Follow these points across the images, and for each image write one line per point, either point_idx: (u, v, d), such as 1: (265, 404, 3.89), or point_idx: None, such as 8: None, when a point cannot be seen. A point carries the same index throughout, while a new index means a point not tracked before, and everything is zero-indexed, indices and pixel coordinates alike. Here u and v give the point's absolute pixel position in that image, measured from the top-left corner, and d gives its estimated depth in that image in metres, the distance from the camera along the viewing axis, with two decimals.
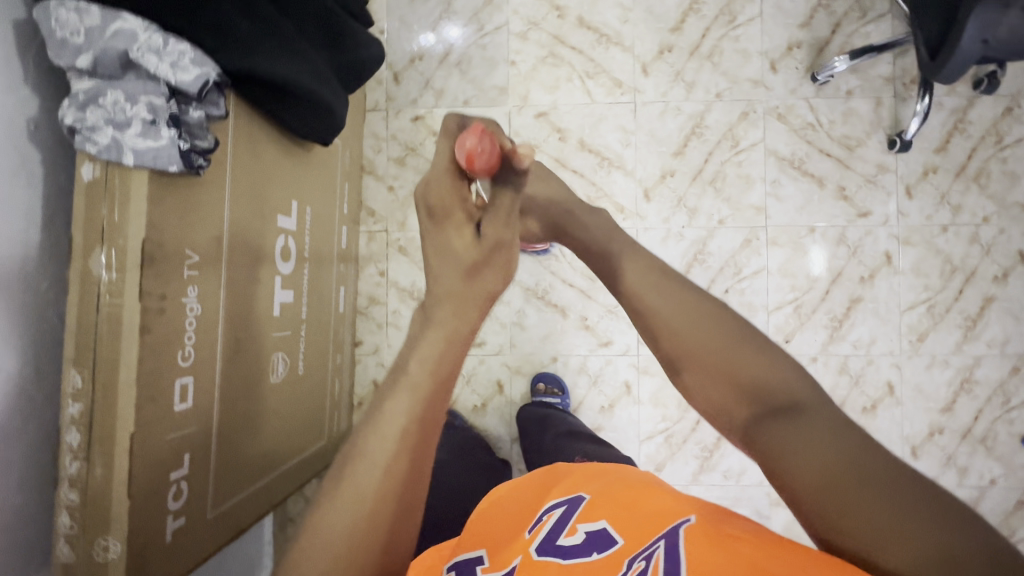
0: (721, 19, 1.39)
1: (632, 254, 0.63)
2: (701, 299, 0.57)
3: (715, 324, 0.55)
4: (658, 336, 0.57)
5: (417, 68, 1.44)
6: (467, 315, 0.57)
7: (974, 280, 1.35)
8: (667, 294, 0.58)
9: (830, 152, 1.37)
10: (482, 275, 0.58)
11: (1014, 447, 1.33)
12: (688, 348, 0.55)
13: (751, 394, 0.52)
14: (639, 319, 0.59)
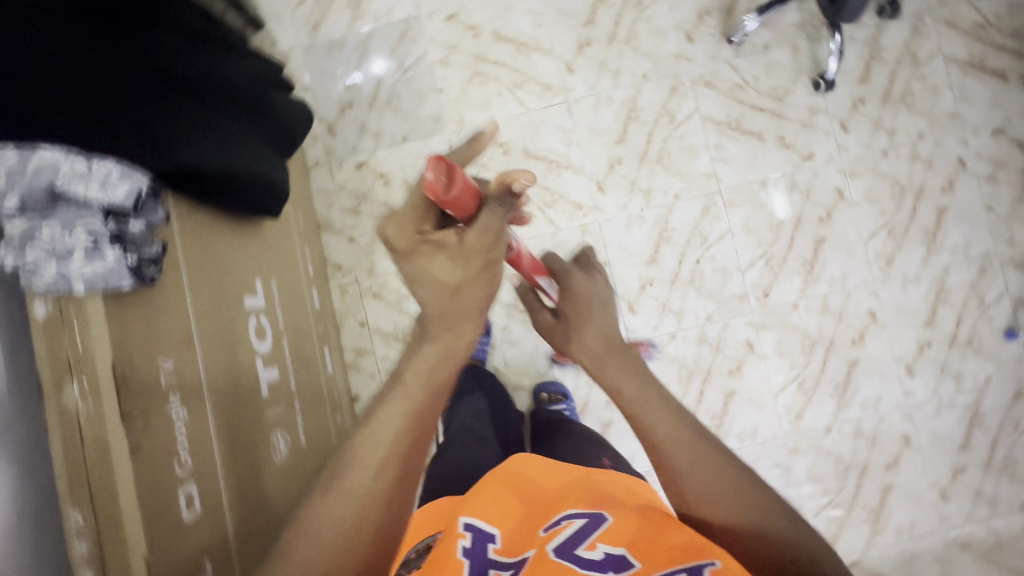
0: (631, 3, 1.42)
1: (676, 427, 0.63)
2: (744, 479, 0.61)
3: (762, 515, 0.59)
4: (699, 513, 0.61)
5: (350, 115, 1.44)
6: (467, 326, 0.60)
7: (925, 195, 1.40)
8: (715, 481, 0.61)
9: (762, 107, 1.41)
10: (465, 307, 0.60)
11: (998, 340, 1.38)
12: (732, 534, 0.60)
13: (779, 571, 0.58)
14: (684, 499, 0.62)
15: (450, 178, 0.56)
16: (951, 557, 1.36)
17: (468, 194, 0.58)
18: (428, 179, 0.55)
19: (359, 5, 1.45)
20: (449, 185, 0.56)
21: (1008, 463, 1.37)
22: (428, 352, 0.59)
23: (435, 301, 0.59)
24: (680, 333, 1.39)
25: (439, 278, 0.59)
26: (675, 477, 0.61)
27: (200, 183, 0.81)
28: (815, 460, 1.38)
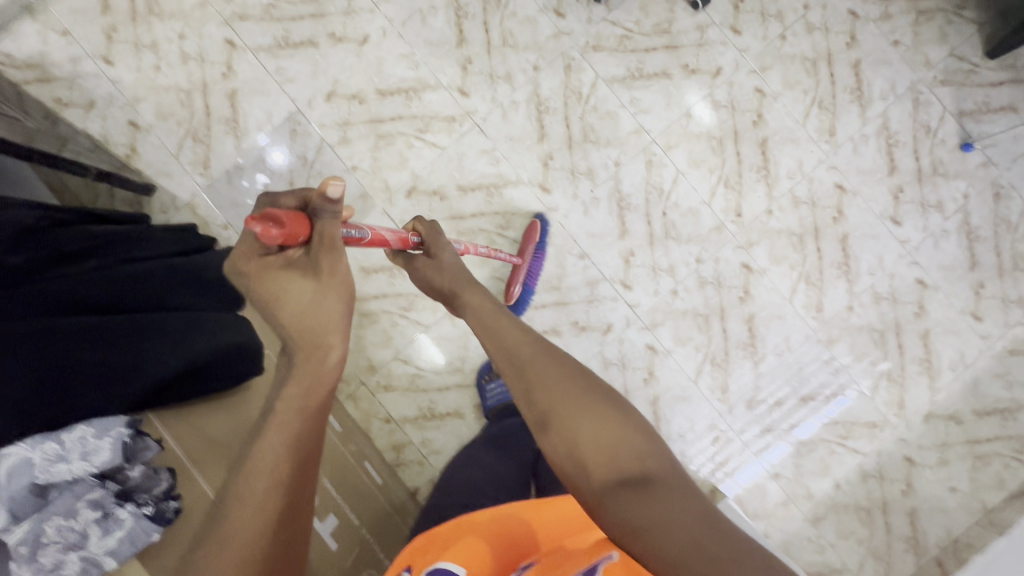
0: (491, 6, 1.40)
1: (529, 349, 0.71)
2: (586, 385, 0.67)
3: (597, 413, 0.63)
4: (541, 411, 0.65)
5: None
6: (333, 344, 0.64)
7: (836, 58, 1.42)
8: (553, 386, 0.66)
9: (655, 46, 1.40)
10: (324, 309, 0.63)
11: (959, 157, 1.41)
12: (565, 423, 0.62)
13: (613, 459, 0.59)
14: (527, 398, 0.66)
15: (273, 216, 0.57)
16: (1006, 367, 1.40)
17: (306, 219, 0.60)
18: (254, 226, 0.56)
19: (237, 124, 1.39)
20: (277, 220, 0.57)
21: (1018, 261, 1.41)
22: (300, 367, 0.62)
23: (294, 318, 0.62)
24: (681, 287, 1.39)
25: (288, 291, 0.62)
26: (524, 374, 0.68)
27: (198, 373, 0.85)
28: (852, 341, 1.40)
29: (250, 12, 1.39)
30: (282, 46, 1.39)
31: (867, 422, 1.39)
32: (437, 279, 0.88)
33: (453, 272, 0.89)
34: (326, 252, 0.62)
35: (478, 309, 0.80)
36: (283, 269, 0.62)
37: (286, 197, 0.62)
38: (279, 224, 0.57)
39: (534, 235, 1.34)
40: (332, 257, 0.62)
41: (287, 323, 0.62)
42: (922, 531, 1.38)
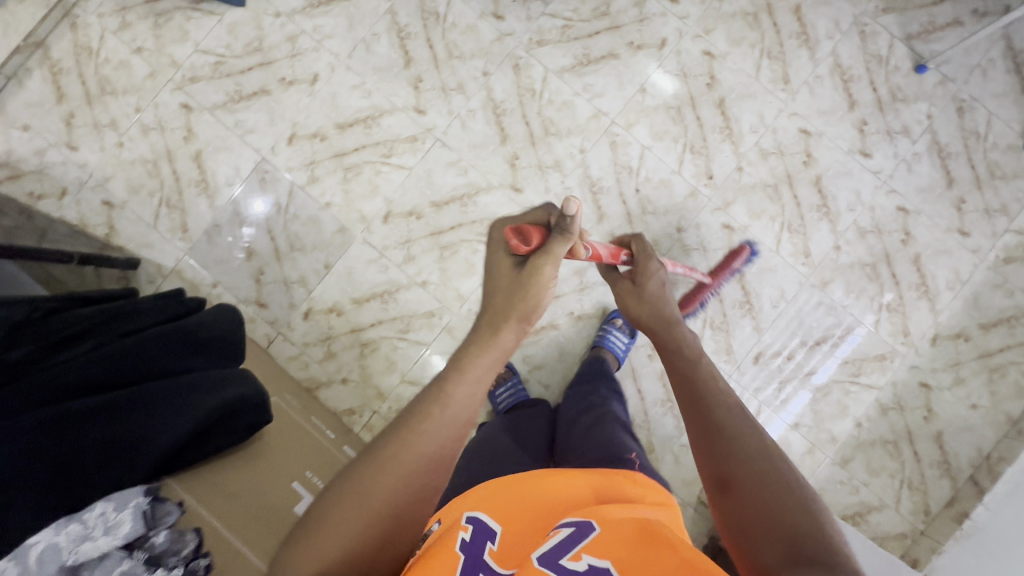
0: (431, 22, 1.41)
1: (732, 408, 0.70)
2: (788, 470, 0.62)
3: (792, 495, 0.59)
4: (727, 469, 0.63)
5: (268, 280, 1.41)
6: (509, 332, 0.65)
7: (776, 6, 1.42)
8: (745, 444, 0.65)
9: (598, 29, 1.41)
10: (528, 299, 0.66)
11: (915, 80, 1.42)
12: (745, 480, 0.61)
13: (797, 548, 0.54)
14: (713, 449, 0.66)
15: (523, 231, 0.68)
16: (1004, 277, 1.40)
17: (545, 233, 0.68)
18: (509, 237, 0.68)
19: (207, 184, 1.42)
20: (525, 237, 0.68)
21: (995, 171, 1.41)
22: (476, 348, 0.64)
23: (495, 295, 0.67)
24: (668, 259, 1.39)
25: (502, 275, 0.67)
26: (715, 427, 0.68)
27: (207, 432, 0.88)
28: (846, 280, 1.40)
29: (200, 73, 1.42)
30: (236, 100, 1.42)
31: (876, 355, 1.39)
32: (638, 303, 0.97)
33: (655, 303, 0.96)
34: (545, 258, 0.66)
35: (677, 345, 0.85)
36: (506, 263, 0.68)
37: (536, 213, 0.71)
38: (521, 237, 0.67)
39: (736, 260, 1.38)
40: (546, 266, 0.66)
41: (492, 310, 0.66)
42: (952, 453, 1.38)
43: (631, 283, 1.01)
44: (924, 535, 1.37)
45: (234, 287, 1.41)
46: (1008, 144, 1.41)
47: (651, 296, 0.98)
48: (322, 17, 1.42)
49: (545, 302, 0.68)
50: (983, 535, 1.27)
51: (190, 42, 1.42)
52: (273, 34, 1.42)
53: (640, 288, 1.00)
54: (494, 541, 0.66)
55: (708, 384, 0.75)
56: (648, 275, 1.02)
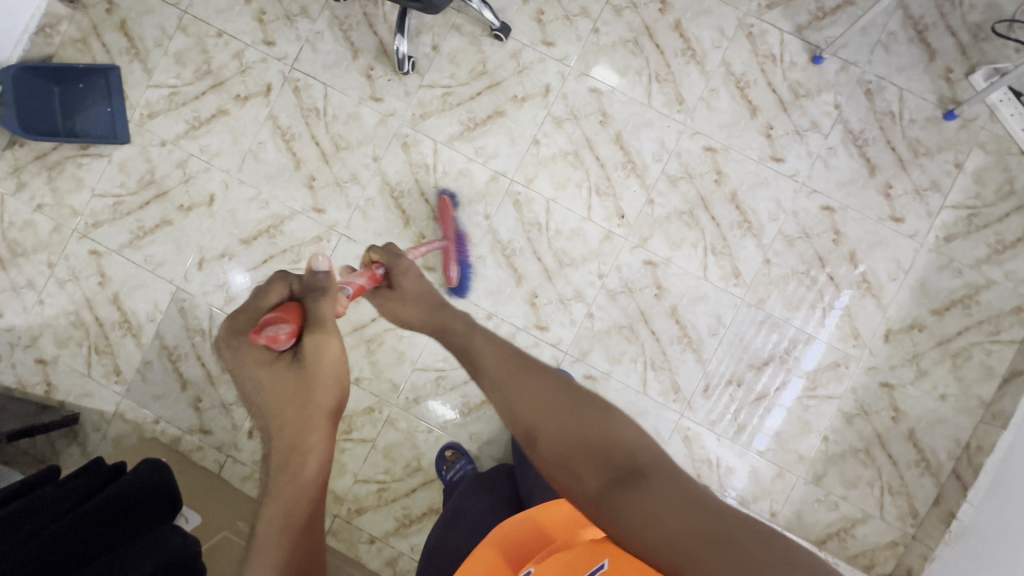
0: (313, 118, 1.40)
1: (514, 361, 0.68)
2: (577, 393, 0.63)
3: (589, 413, 0.60)
4: (533, 425, 0.60)
5: (207, 406, 1.41)
6: (313, 449, 0.61)
7: (655, 28, 1.37)
8: (546, 393, 0.62)
9: (478, 90, 1.38)
10: (320, 393, 0.64)
11: (815, 71, 1.35)
12: (558, 429, 0.58)
13: (609, 462, 0.54)
14: (512, 413, 0.62)
15: (276, 320, 0.62)
16: (948, 257, 1.33)
17: (300, 309, 0.65)
18: (262, 338, 0.61)
19: (129, 323, 1.43)
20: (282, 325, 0.62)
21: (917, 148, 1.34)
22: (279, 469, 0.60)
23: (285, 407, 0.62)
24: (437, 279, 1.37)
25: (263, 370, 0.63)
26: (508, 391, 0.64)
27: None
28: (782, 292, 1.35)
29: (101, 217, 1.43)
30: (141, 236, 1.42)
31: (830, 364, 1.34)
32: (403, 306, 0.83)
33: (419, 299, 0.84)
34: (314, 335, 0.64)
35: (450, 332, 0.76)
36: (276, 365, 0.63)
37: (272, 296, 0.66)
38: (275, 330, 0.61)
39: (448, 210, 1.34)
40: (331, 342, 0.65)
41: (285, 427, 0.61)
42: (929, 449, 1.32)
43: (391, 283, 0.88)
44: (916, 539, 1.31)
45: (176, 418, 1.42)
46: (926, 117, 1.34)
47: (413, 281, 0.87)
48: (207, 137, 1.42)
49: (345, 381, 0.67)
50: (971, 536, 1.22)
51: (86, 189, 1.43)
52: (163, 164, 1.42)
53: (397, 285, 0.87)
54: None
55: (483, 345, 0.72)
56: (404, 268, 0.88)
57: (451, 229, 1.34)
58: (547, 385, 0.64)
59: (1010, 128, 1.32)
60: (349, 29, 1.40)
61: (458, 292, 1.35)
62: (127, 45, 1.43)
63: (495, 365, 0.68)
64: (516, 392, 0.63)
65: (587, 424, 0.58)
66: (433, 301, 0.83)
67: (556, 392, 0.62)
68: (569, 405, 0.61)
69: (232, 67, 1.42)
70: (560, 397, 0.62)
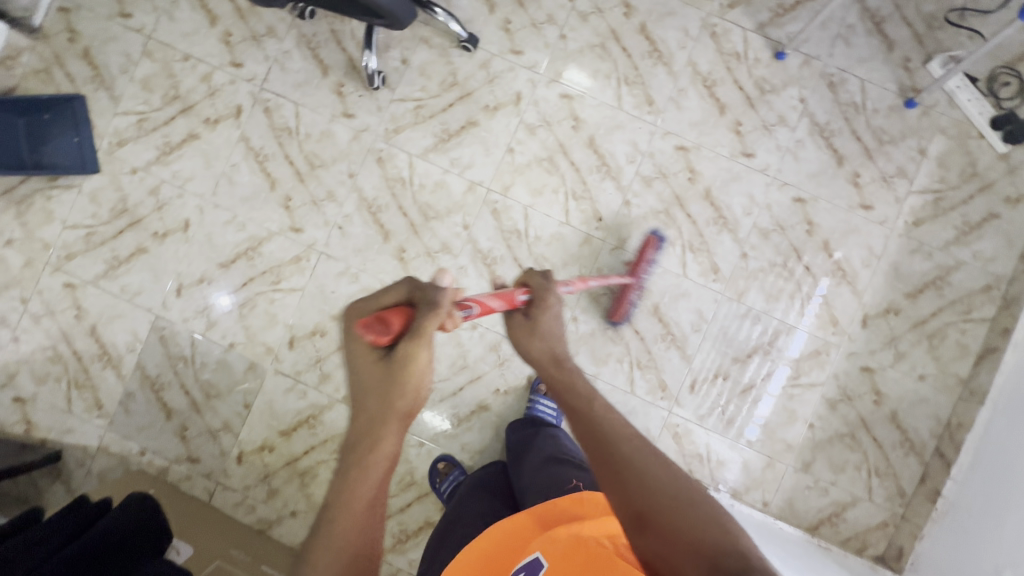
0: (285, 138, 1.40)
1: (633, 436, 0.65)
2: (696, 491, 0.58)
3: (704, 515, 0.55)
4: (642, 505, 0.57)
5: (193, 434, 1.39)
6: (390, 443, 0.61)
7: (621, 31, 1.39)
8: (659, 479, 0.58)
9: (450, 101, 1.39)
10: (401, 399, 0.60)
11: (778, 67, 1.38)
12: (666, 521, 0.55)
13: (717, 568, 0.50)
14: (627, 492, 0.58)
15: (383, 319, 0.58)
16: (918, 240, 1.36)
17: (409, 315, 0.59)
18: (366, 333, 0.58)
19: (109, 355, 1.40)
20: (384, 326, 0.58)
21: (882, 137, 1.37)
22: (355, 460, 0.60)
23: (368, 397, 0.61)
24: (601, 313, 1.36)
25: (360, 364, 0.61)
26: (623, 468, 0.60)
27: None
28: (761, 284, 1.37)
29: (74, 249, 1.41)
30: (116, 266, 1.40)
31: (811, 352, 1.36)
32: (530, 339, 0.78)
33: (551, 338, 0.79)
34: (412, 344, 0.58)
35: (570, 387, 0.73)
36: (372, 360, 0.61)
37: (394, 292, 0.62)
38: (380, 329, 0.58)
39: (647, 251, 1.31)
40: (423, 350, 0.59)
41: (366, 420, 0.60)
42: (911, 429, 1.35)
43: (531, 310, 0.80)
44: (905, 519, 1.34)
45: (163, 448, 1.39)
46: (888, 106, 1.37)
47: (551, 321, 0.80)
48: (179, 162, 1.40)
49: (422, 389, 0.62)
50: (958, 511, 1.25)
51: (57, 221, 1.41)
52: (135, 192, 1.41)
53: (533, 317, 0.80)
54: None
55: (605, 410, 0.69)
56: (551, 305, 0.80)
57: (642, 268, 1.31)
58: (664, 475, 0.59)
59: (968, 113, 1.36)
60: (318, 46, 1.40)
61: (615, 321, 1.33)
62: (91, 73, 1.41)
63: (613, 434, 0.64)
64: (629, 471, 0.60)
65: (699, 528, 0.54)
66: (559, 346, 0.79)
67: (674, 488, 0.58)
68: (682, 502, 0.56)
69: (200, 90, 1.41)
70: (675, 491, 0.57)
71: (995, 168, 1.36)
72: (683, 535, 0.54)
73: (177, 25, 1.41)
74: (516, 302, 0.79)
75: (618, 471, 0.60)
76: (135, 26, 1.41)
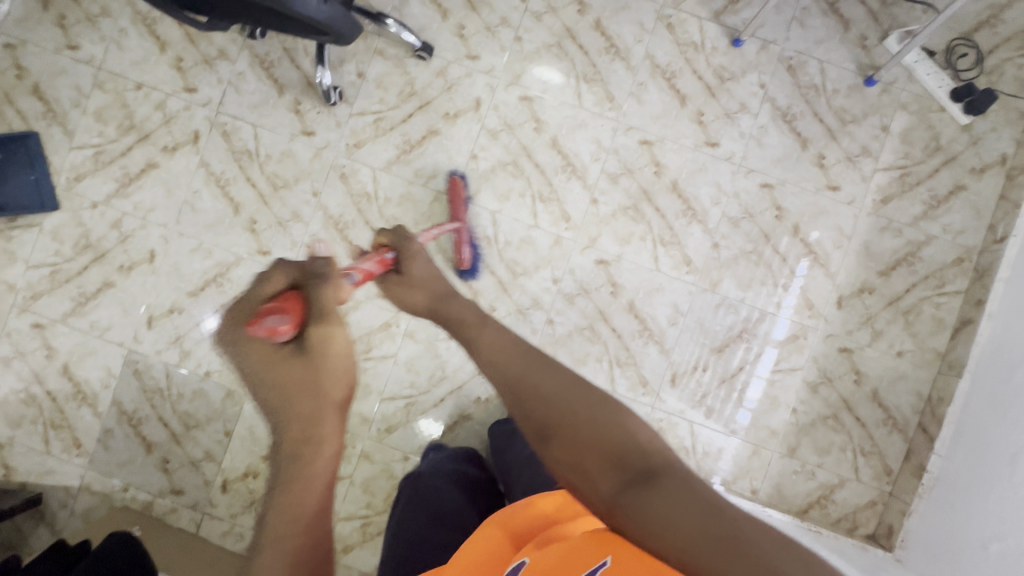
0: (246, 160, 1.38)
1: (523, 354, 0.66)
2: (588, 390, 0.61)
3: (598, 413, 0.58)
4: (542, 421, 0.59)
5: (175, 466, 1.38)
6: (326, 439, 0.58)
7: (577, 29, 1.38)
8: (554, 391, 0.61)
9: (409, 112, 1.38)
10: (328, 382, 0.60)
11: (736, 55, 1.37)
12: (568, 429, 0.57)
13: (621, 462, 0.54)
14: (524, 411, 0.61)
15: (277, 311, 0.59)
16: (887, 218, 1.36)
17: (301, 301, 0.61)
18: (262, 331, 0.58)
19: (83, 393, 1.38)
20: (279, 317, 0.59)
21: (844, 117, 1.37)
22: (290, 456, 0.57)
23: (292, 398, 0.59)
24: (449, 261, 1.35)
25: (268, 363, 0.60)
26: (519, 385, 0.63)
27: None
28: (735, 273, 1.37)
29: (40, 288, 1.39)
30: (84, 302, 1.38)
31: (789, 337, 1.36)
32: (414, 292, 0.82)
33: (433, 283, 0.83)
34: (320, 326, 0.61)
35: (462, 320, 0.76)
36: (285, 357, 0.60)
37: (271, 283, 0.62)
38: (279, 320, 0.59)
39: (456, 191, 1.34)
40: (333, 332, 0.61)
41: (289, 413, 0.58)
42: (893, 407, 1.35)
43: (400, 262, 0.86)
44: (893, 496, 1.34)
45: (145, 482, 1.38)
46: (848, 86, 1.37)
47: (420, 269, 0.85)
48: (139, 192, 1.38)
49: (350, 371, 0.62)
50: (944, 485, 1.26)
51: (19, 261, 1.39)
52: (98, 226, 1.38)
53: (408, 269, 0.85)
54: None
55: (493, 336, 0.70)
56: (415, 251, 0.86)
57: (461, 209, 1.33)
58: (555, 381, 0.62)
59: (927, 87, 1.36)
60: (271, 66, 1.38)
61: (467, 270, 1.34)
62: (44, 109, 1.39)
63: (507, 360, 0.66)
64: (526, 388, 0.62)
65: (595, 424, 0.57)
66: (446, 290, 0.82)
67: (564, 391, 0.60)
68: (576, 406, 0.59)
69: (155, 118, 1.39)
70: (565, 392, 0.60)
71: (959, 140, 1.36)
72: (581, 437, 0.57)
73: (126, 53, 1.39)
74: (384, 262, 0.84)
75: (517, 394, 0.62)
76: (84, 57, 1.39)
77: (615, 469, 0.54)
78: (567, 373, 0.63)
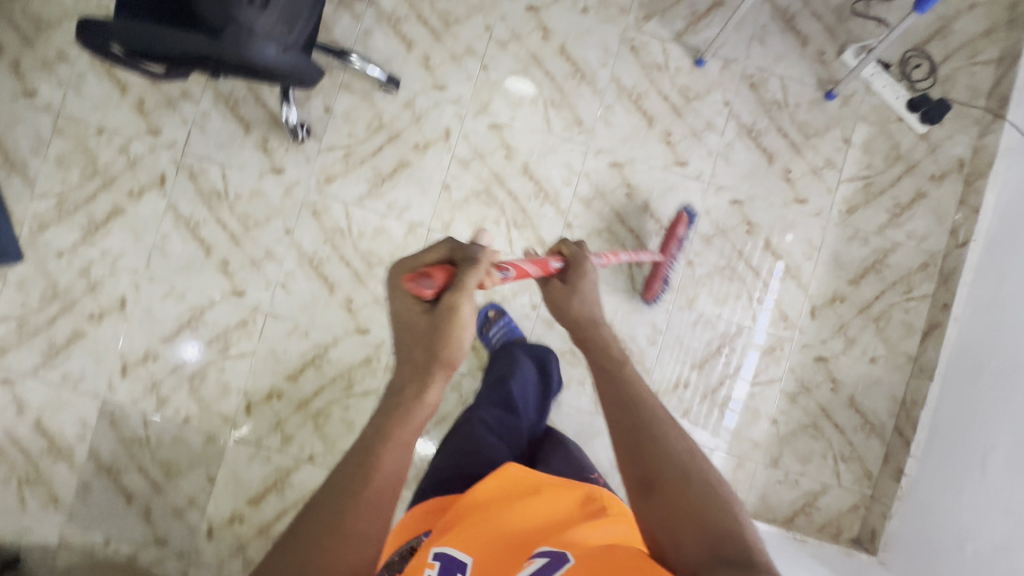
0: (214, 201, 1.36)
1: (652, 404, 0.71)
2: (707, 472, 0.64)
3: (709, 495, 0.61)
4: (652, 473, 0.64)
5: (158, 515, 1.35)
6: (429, 388, 0.61)
7: (542, 54, 1.39)
8: (672, 455, 0.65)
9: (379, 145, 1.37)
10: (448, 343, 0.62)
11: (700, 74, 1.40)
12: (674, 494, 0.61)
13: (717, 546, 0.56)
14: (637, 455, 0.66)
15: (427, 275, 0.62)
16: (853, 228, 1.40)
17: (450, 272, 0.64)
18: (410, 287, 0.62)
19: (58, 447, 1.35)
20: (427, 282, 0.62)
21: (807, 131, 1.40)
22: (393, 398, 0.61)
23: (413, 346, 0.63)
24: (634, 292, 1.38)
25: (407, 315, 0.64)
26: (641, 431, 0.67)
27: None
28: (709, 289, 1.39)
29: (7, 343, 1.35)
30: (54, 354, 1.35)
31: (766, 349, 1.39)
32: (572, 302, 0.89)
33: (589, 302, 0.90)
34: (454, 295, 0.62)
35: (605, 350, 0.82)
36: (419, 312, 0.63)
37: (437, 250, 0.66)
38: (428, 280, 0.62)
39: (679, 227, 1.33)
40: (462, 304, 0.62)
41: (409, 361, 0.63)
42: (870, 411, 1.39)
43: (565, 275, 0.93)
44: (874, 499, 1.37)
45: (128, 533, 1.35)
46: (809, 100, 1.40)
47: (584, 289, 0.91)
48: (106, 238, 1.36)
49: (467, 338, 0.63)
50: (920, 487, 1.29)
51: None
52: (65, 275, 1.35)
53: (571, 282, 0.91)
54: (466, 574, 0.61)
55: (630, 378, 0.76)
56: (585, 272, 0.92)
57: (673, 245, 1.32)
58: (676, 450, 0.65)
59: (885, 98, 1.40)
60: (236, 105, 1.37)
61: (650, 300, 1.35)
62: (2, 159, 1.36)
63: (639, 404, 0.71)
64: (649, 439, 0.66)
65: (702, 503, 0.60)
66: (599, 319, 0.87)
67: (679, 465, 0.64)
68: (689, 479, 0.62)
69: (119, 162, 1.36)
70: (681, 463, 0.64)
71: (917, 149, 1.40)
72: (683, 507, 0.60)
73: (86, 98, 1.37)
74: (551, 268, 0.91)
75: (636, 438, 0.67)
76: (42, 104, 1.36)
77: (708, 549, 0.56)
78: (688, 444, 0.66)
